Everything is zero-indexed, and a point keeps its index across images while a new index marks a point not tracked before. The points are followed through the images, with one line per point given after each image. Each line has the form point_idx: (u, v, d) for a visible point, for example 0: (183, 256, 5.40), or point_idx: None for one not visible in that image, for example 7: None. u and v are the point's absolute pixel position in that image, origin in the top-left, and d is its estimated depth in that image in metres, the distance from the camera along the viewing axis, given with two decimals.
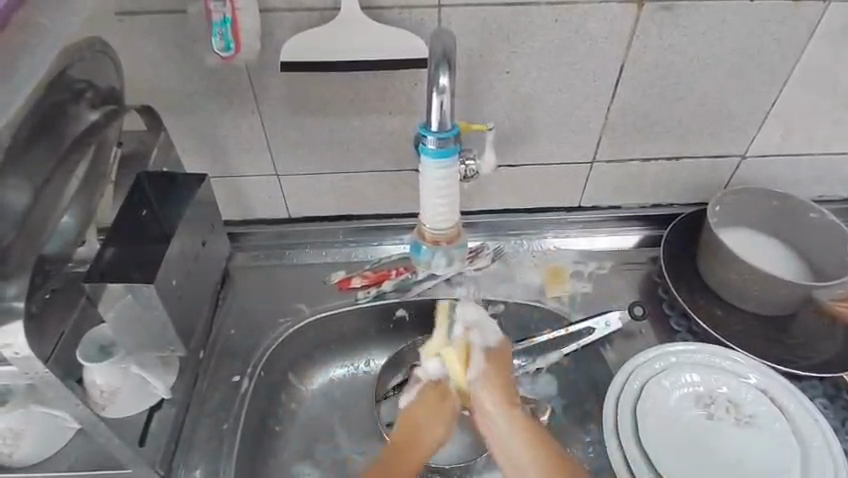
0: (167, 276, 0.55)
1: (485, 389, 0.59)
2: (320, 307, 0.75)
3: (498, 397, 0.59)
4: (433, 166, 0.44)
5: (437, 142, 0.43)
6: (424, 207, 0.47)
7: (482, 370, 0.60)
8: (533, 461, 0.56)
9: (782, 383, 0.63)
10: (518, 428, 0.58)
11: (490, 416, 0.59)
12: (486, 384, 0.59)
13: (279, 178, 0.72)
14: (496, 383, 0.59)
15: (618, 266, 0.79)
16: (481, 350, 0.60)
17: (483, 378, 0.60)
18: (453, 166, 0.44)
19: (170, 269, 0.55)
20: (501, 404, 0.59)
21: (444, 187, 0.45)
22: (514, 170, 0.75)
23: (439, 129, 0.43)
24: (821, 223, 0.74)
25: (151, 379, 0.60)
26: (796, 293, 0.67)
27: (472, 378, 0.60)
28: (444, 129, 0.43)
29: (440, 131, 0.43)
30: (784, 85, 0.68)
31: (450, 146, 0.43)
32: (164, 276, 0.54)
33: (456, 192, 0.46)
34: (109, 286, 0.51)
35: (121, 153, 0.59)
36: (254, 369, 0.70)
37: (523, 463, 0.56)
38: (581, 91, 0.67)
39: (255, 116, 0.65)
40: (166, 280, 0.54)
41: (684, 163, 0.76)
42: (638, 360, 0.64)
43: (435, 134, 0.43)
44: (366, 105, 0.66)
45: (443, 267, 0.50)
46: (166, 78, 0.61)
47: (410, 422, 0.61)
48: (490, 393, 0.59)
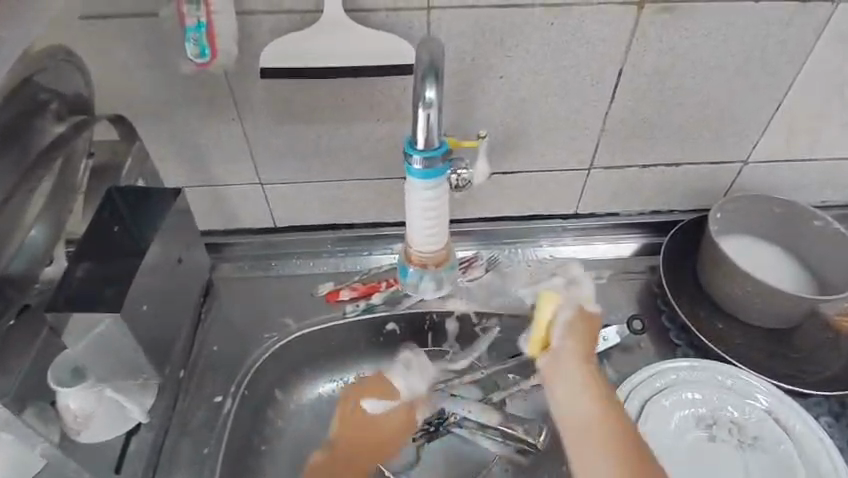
0: (135, 302, 0.52)
1: (570, 341, 0.57)
2: (308, 321, 0.72)
3: (577, 353, 0.57)
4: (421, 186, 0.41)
5: (422, 163, 0.40)
6: (413, 227, 0.44)
7: (563, 335, 0.58)
8: (597, 416, 0.53)
9: (788, 404, 0.61)
10: (589, 379, 0.55)
11: (565, 370, 0.56)
12: (570, 337, 0.58)
13: (263, 187, 0.69)
14: (582, 333, 0.58)
15: (616, 275, 0.77)
16: (575, 303, 0.60)
17: (568, 329, 0.58)
18: (439, 186, 0.41)
19: (139, 294, 0.52)
20: (578, 356, 0.57)
21: (435, 207, 0.42)
22: (508, 177, 0.72)
23: (425, 148, 0.39)
24: (826, 231, 0.72)
25: (128, 403, 0.56)
26: (801, 306, 0.64)
27: (560, 310, 0.59)
28: (432, 148, 0.39)
29: (427, 149, 0.40)
30: (789, 88, 0.66)
31: (437, 166, 0.40)
32: (132, 304, 0.51)
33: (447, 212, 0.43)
34: (73, 317, 0.49)
35: (91, 164, 0.55)
36: (237, 388, 0.67)
37: (584, 418, 0.53)
38: (578, 96, 0.64)
39: (236, 123, 0.62)
40: (134, 306, 0.52)
41: (684, 169, 0.73)
42: (637, 378, 0.62)
43: (420, 153, 0.39)
44: (352, 111, 0.62)
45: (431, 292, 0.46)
46: (139, 85, 0.57)
47: (367, 423, 0.70)
48: (576, 347, 0.57)
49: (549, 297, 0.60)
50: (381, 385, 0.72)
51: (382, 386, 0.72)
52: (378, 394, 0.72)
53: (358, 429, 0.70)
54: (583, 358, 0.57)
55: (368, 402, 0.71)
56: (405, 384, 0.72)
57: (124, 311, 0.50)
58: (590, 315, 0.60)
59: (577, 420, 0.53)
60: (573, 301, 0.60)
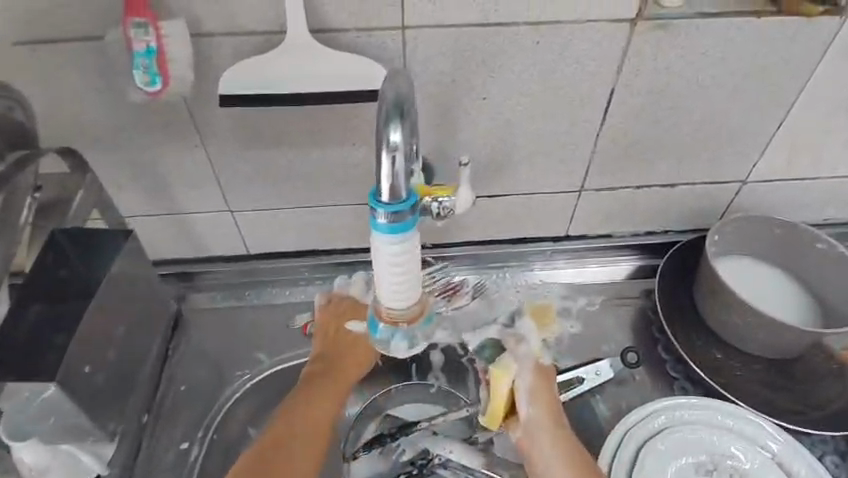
0: (77, 362, 0.48)
1: (533, 404, 0.57)
2: (283, 356, 0.68)
3: (544, 417, 0.56)
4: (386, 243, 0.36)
5: (388, 215, 0.35)
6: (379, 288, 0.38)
7: (527, 400, 0.57)
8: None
9: (793, 447, 0.58)
10: (560, 443, 0.55)
11: (536, 437, 0.56)
12: (533, 402, 0.57)
13: (233, 214, 0.65)
14: (543, 395, 0.57)
15: (609, 300, 0.73)
16: (530, 362, 0.59)
17: (531, 395, 0.57)
18: (407, 241, 0.35)
19: (83, 355, 0.49)
20: (546, 420, 0.56)
21: (401, 268, 0.36)
22: (494, 201, 0.68)
23: (390, 202, 0.34)
24: (829, 254, 0.68)
25: (81, 454, 0.52)
26: (805, 339, 0.61)
27: (519, 376, 0.58)
28: (399, 199, 0.34)
29: (392, 201, 0.34)
30: (791, 106, 0.62)
31: (406, 218, 0.35)
32: (72, 365, 0.47)
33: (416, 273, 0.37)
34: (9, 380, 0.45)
35: (39, 198, 0.52)
36: (205, 432, 0.63)
37: None
38: (567, 117, 0.60)
39: (200, 150, 0.58)
40: (77, 366, 0.48)
41: (680, 190, 0.69)
42: (632, 419, 0.58)
43: (386, 204, 0.34)
44: (325, 136, 0.58)
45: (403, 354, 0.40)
46: (91, 113, 0.53)
47: (338, 335, 0.64)
48: (542, 413, 0.56)
49: (504, 366, 0.58)
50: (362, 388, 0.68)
51: (358, 309, 0.67)
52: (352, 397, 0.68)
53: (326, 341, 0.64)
54: (552, 422, 0.56)
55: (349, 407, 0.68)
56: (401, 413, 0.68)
57: (60, 377, 0.46)
58: (543, 371, 0.59)
59: None
60: (527, 360, 0.58)
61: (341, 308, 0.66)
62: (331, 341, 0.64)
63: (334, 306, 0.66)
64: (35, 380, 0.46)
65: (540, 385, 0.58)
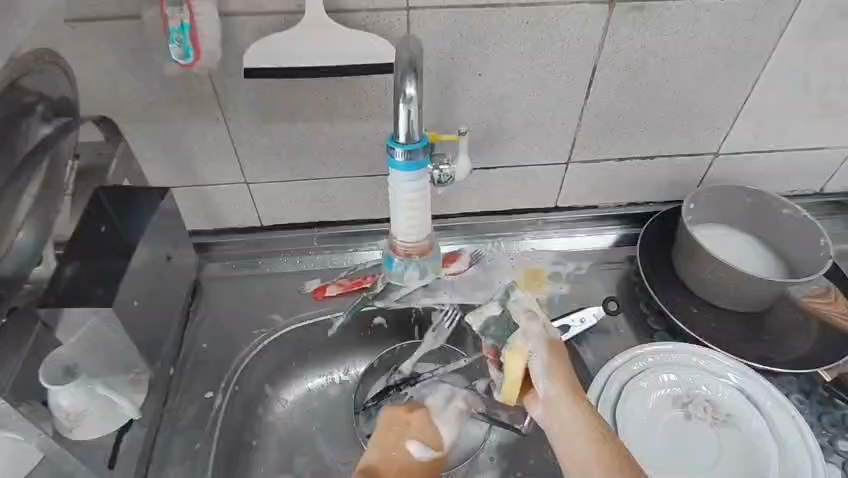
0: (128, 297, 0.53)
1: (549, 379, 0.56)
2: (296, 317, 0.73)
3: (562, 391, 0.56)
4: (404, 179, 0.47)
5: (405, 154, 0.45)
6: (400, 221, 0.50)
7: (542, 376, 0.56)
8: (597, 448, 0.52)
9: (758, 382, 0.64)
10: (581, 414, 0.54)
11: (556, 413, 0.55)
12: (549, 377, 0.56)
13: (249, 186, 0.70)
14: (558, 369, 0.57)
15: (595, 266, 0.79)
16: (541, 338, 0.58)
17: (546, 370, 0.57)
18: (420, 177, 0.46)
19: (131, 290, 0.54)
20: (565, 394, 0.56)
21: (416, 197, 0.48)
22: (489, 172, 0.74)
23: (407, 143, 0.44)
24: (794, 219, 0.74)
25: (117, 397, 0.56)
26: (770, 290, 0.67)
27: (533, 353, 0.57)
28: (414, 141, 0.44)
29: (408, 143, 0.44)
30: (755, 82, 0.68)
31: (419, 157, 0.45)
32: (124, 297, 0.52)
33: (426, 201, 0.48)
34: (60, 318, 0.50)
35: (77, 165, 0.56)
36: (227, 384, 0.68)
37: (587, 454, 0.52)
38: (555, 92, 0.66)
39: (221, 123, 0.63)
40: (127, 303, 0.53)
41: (659, 162, 0.76)
42: (616, 362, 0.64)
43: (403, 146, 0.44)
44: (336, 111, 0.64)
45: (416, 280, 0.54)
46: (124, 87, 0.58)
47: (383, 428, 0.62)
48: (558, 387, 0.56)
49: (517, 347, 0.58)
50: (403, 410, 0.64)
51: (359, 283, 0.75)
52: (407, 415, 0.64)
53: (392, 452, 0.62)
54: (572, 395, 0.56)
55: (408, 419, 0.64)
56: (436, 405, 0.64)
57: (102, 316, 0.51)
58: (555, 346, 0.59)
59: (581, 462, 0.52)
60: (538, 337, 0.58)
61: (350, 285, 0.74)
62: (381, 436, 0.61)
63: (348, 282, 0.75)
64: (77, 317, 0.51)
65: (553, 359, 0.57)
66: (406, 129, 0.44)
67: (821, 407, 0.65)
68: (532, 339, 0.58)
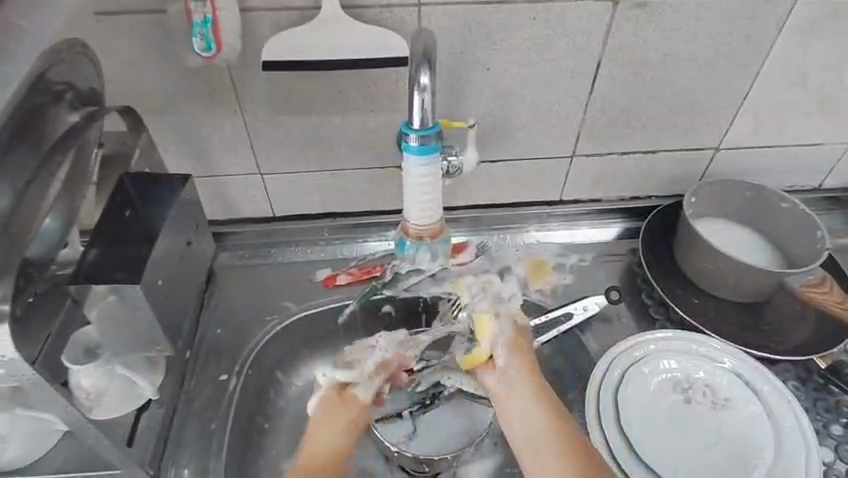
0: (152, 278, 0.55)
1: (511, 356, 0.61)
2: (308, 304, 0.75)
3: (522, 368, 0.61)
4: (417, 164, 0.52)
5: (419, 140, 0.50)
6: (410, 205, 0.55)
7: (504, 352, 0.62)
8: (547, 420, 0.56)
9: (756, 368, 0.67)
10: (538, 391, 0.59)
11: (513, 387, 0.60)
12: (511, 354, 0.62)
13: (264, 177, 0.72)
14: (521, 349, 0.62)
15: (598, 257, 0.81)
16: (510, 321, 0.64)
17: (509, 348, 0.62)
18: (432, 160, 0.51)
19: (156, 269, 0.56)
20: (527, 372, 0.60)
21: (424, 180, 0.53)
22: (496, 165, 0.76)
23: (420, 128, 0.49)
24: (792, 213, 0.76)
25: (137, 378, 0.59)
26: (768, 280, 0.69)
27: (499, 330, 0.63)
28: (426, 126, 0.49)
29: (422, 129, 0.50)
30: (755, 79, 0.71)
31: (431, 142, 0.50)
32: (149, 280, 0.54)
33: (434, 185, 0.53)
34: (88, 298, 0.52)
35: (102, 153, 0.58)
36: (241, 367, 0.70)
37: (537, 425, 0.56)
38: (561, 87, 0.68)
39: (238, 115, 0.65)
40: (151, 283, 0.55)
41: (661, 156, 0.78)
42: (619, 349, 0.67)
43: (417, 132, 0.50)
44: (348, 104, 0.66)
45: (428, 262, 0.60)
46: (146, 79, 0.61)
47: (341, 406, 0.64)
48: (519, 364, 0.61)
49: (486, 323, 0.64)
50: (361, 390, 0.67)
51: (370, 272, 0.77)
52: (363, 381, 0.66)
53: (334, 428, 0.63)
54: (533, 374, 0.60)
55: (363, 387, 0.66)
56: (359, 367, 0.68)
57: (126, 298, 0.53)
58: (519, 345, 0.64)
59: (531, 432, 0.56)
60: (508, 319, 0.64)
61: (361, 273, 0.77)
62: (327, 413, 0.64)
63: (359, 271, 0.77)
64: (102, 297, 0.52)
65: (519, 339, 0.63)
66: (420, 115, 0.49)
67: (816, 394, 0.67)
68: (501, 319, 0.64)
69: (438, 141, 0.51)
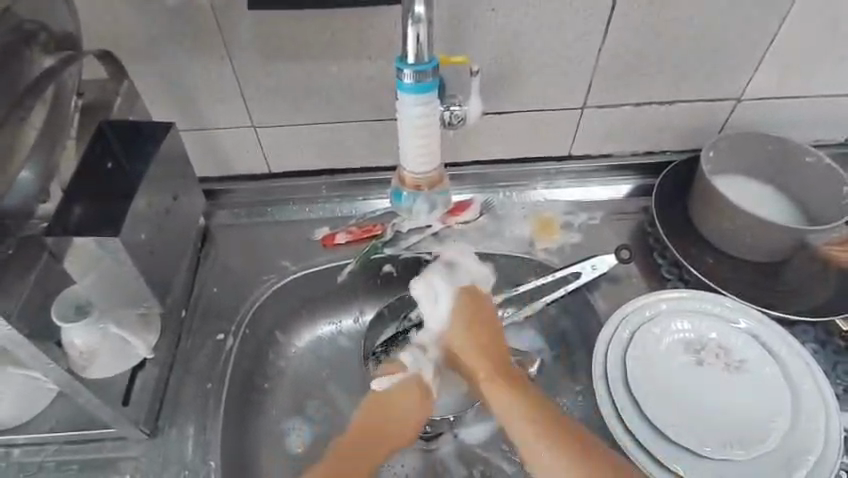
0: (133, 237, 0.52)
1: (453, 328, 0.61)
2: (306, 264, 0.73)
3: (470, 332, 0.60)
4: (412, 100, 0.47)
5: (413, 76, 0.46)
6: (408, 151, 0.51)
7: (448, 327, 0.61)
8: (522, 408, 0.56)
9: (772, 329, 0.64)
10: (504, 378, 0.59)
11: (484, 366, 0.59)
12: (457, 328, 0.61)
13: (257, 130, 0.69)
14: (467, 324, 0.61)
15: (609, 215, 0.78)
16: (451, 294, 0.62)
17: (447, 330, 0.61)
18: (426, 97, 0.47)
19: (138, 222, 0.53)
20: (485, 344, 0.60)
21: (422, 120, 0.49)
22: (501, 117, 0.72)
23: (416, 62, 0.45)
24: (816, 167, 0.72)
25: (130, 337, 0.58)
26: (789, 238, 0.65)
27: (438, 319, 0.62)
28: (422, 61, 0.45)
29: (417, 64, 0.46)
30: (785, 18, 0.65)
31: (426, 78, 0.46)
32: (131, 239, 0.52)
33: (433, 125, 0.49)
34: (72, 253, 0.50)
35: (81, 104, 0.56)
36: (238, 327, 0.68)
37: (505, 408, 0.57)
38: (572, 30, 0.63)
39: (226, 63, 0.62)
40: (133, 237, 0.52)
41: (678, 107, 0.73)
42: (628, 309, 0.65)
43: (411, 67, 0.45)
44: (343, 49, 0.62)
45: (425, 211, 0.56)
46: (128, 21, 0.57)
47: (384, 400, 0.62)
48: (466, 339, 0.60)
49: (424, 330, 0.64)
50: (422, 392, 0.62)
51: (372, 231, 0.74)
52: (390, 374, 0.64)
53: (374, 415, 0.61)
54: (499, 368, 0.59)
55: (381, 383, 0.63)
56: (414, 363, 0.63)
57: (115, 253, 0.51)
58: (479, 328, 0.61)
59: (520, 435, 0.56)
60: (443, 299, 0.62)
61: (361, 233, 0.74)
62: (374, 410, 0.61)
63: (359, 229, 0.74)
64: (86, 254, 0.50)
65: (463, 308, 0.61)
66: (415, 49, 0.45)
67: (836, 357, 0.65)
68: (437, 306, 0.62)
69: (435, 76, 0.47)
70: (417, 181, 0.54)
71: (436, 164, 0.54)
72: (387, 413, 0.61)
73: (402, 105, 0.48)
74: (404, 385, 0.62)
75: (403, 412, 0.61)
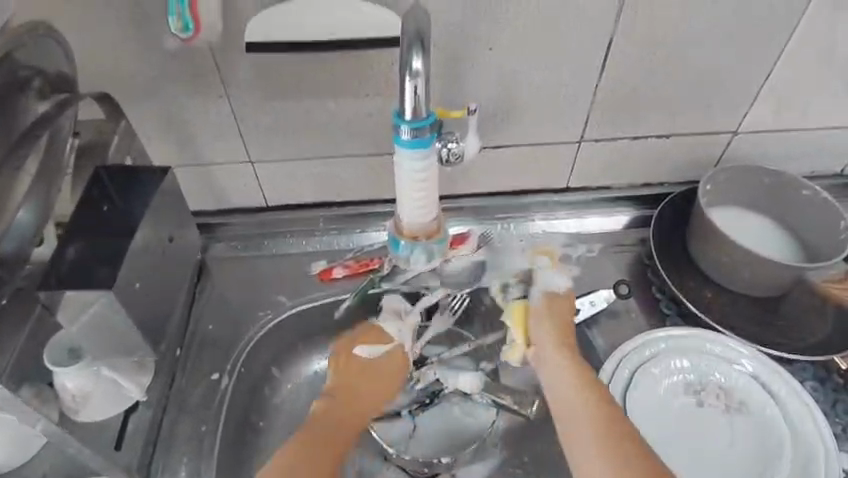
0: (126, 279, 0.52)
1: (544, 331, 0.66)
2: (302, 298, 0.72)
3: (556, 332, 0.65)
4: (409, 157, 0.48)
5: (410, 132, 0.46)
6: (404, 205, 0.52)
7: (538, 321, 0.67)
8: (579, 392, 0.59)
9: (772, 369, 0.63)
10: (572, 370, 0.62)
11: (550, 364, 0.64)
12: (548, 328, 0.66)
13: (254, 165, 0.69)
14: (555, 324, 0.66)
15: (607, 248, 0.77)
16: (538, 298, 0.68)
17: (541, 325, 0.66)
18: (423, 155, 0.47)
19: (134, 269, 0.53)
20: (560, 345, 0.65)
21: (418, 175, 0.49)
22: (500, 151, 0.72)
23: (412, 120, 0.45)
24: (814, 200, 0.72)
25: (123, 381, 0.58)
26: (788, 275, 0.65)
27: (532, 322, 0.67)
28: (418, 118, 0.45)
29: (414, 121, 0.46)
30: (780, 55, 0.65)
31: (423, 135, 0.46)
32: (124, 281, 0.52)
33: (430, 180, 0.50)
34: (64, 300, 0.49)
35: (77, 143, 0.56)
36: (233, 366, 0.67)
37: (564, 395, 0.60)
38: (570, 67, 0.64)
39: (224, 101, 0.62)
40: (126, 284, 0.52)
41: (674, 141, 0.73)
42: (628, 348, 0.64)
43: (408, 124, 0.46)
44: (341, 87, 0.62)
45: (421, 262, 0.56)
46: (125, 62, 0.57)
47: (368, 367, 0.68)
48: (549, 336, 0.65)
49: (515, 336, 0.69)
50: (392, 358, 0.69)
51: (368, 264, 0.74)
52: (375, 342, 0.69)
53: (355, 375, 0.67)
54: (567, 357, 0.63)
55: (362, 349, 0.69)
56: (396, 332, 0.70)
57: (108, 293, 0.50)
58: (561, 325, 0.66)
59: (568, 416, 0.58)
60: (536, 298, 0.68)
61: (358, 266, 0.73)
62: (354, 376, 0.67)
63: (356, 263, 0.74)
64: (81, 299, 0.50)
65: (553, 301, 0.68)
66: (412, 105, 0.45)
67: (835, 395, 0.64)
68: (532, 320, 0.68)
69: (432, 132, 0.47)
70: (414, 232, 0.54)
71: (433, 216, 0.54)
72: (363, 374, 0.67)
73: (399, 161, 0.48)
74: (385, 356, 0.69)
75: (380, 376, 0.68)
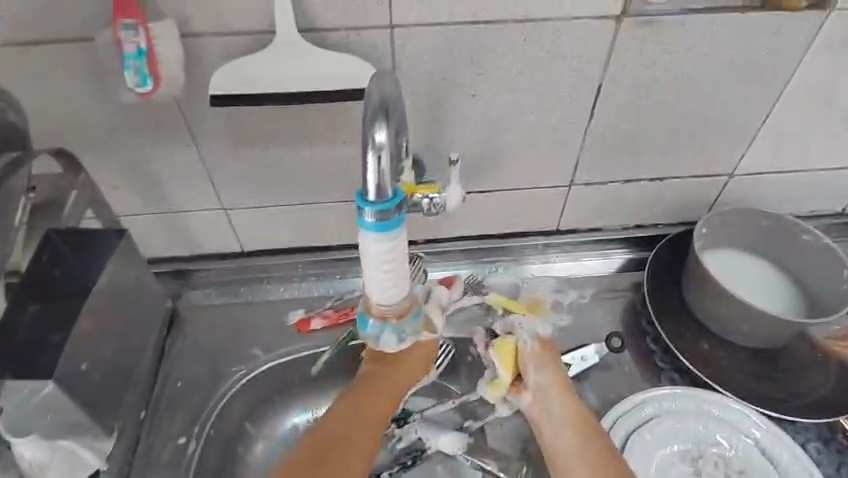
0: (72, 362, 0.50)
1: (541, 374, 0.61)
2: (279, 352, 0.69)
3: (558, 378, 0.60)
4: (375, 238, 0.43)
5: (375, 214, 0.42)
6: (373, 285, 0.47)
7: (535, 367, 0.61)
8: (582, 443, 0.55)
9: (771, 434, 0.62)
10: (572, 416, 0.58)
11: (548, 406, 0.59)
12: (543, 371, 0.61)
13: (228, 212, 0.65)
14: (552, 369, 0.61)
15: (599, 293, 0.74)
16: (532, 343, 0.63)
17: (540, 367, 0.61)
18: (390, 237, 0.43)
19: (82, 343, 0.51)
20: (560, 388, 0.60)
21: (387, 255, 0.44)
22: (486, 195, 0.68)
23: (377, 200, 0.41)
24: (815, 246, 0.69)
25: (83, 451, 0.52)
26: (789, 330, 0.62)
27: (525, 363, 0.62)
28: (383, 198, 0.41)
29: (378, 203, 0.41)
30: (777, 98, 0.63)
31: (389, 216, 0.42)
32: (67, 366, 0.49)
33: (401, 260, 0.45)
34: None
35: (34, 200, 0.56)
36: (201, 428, 0.64)
37: (565, 445, 0.56)
38: (557, 113, 0.61)
39: (192, 149, 0.58)
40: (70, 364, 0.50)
41: (668, 184, 0.70)
42: (621, 410, 0.61)
43: (373, 205, 0.41)
44: (316, 134, 0.59)
45: (393, 343, 0.52)
46: (85, 113, 0.54)
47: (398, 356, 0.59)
48: (549, 378, 0.60)
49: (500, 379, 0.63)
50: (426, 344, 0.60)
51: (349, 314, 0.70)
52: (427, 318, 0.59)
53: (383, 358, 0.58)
54: (564, 401, 0.59)
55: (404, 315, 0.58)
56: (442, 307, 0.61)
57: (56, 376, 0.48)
58: (557, 370, 0.61)
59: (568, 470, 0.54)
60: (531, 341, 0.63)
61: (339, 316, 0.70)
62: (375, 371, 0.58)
63: (336, 313, 0.70)
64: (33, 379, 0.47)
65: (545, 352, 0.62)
66: (376, 185, 0.41)
67: (840, 457, 0.61)
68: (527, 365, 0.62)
69: (400, 211, 0.43)
70: (384, 311, 0.49)
71: (405, 294, 0.49)
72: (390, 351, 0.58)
73: (364, 243, 0.44)
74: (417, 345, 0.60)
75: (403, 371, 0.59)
